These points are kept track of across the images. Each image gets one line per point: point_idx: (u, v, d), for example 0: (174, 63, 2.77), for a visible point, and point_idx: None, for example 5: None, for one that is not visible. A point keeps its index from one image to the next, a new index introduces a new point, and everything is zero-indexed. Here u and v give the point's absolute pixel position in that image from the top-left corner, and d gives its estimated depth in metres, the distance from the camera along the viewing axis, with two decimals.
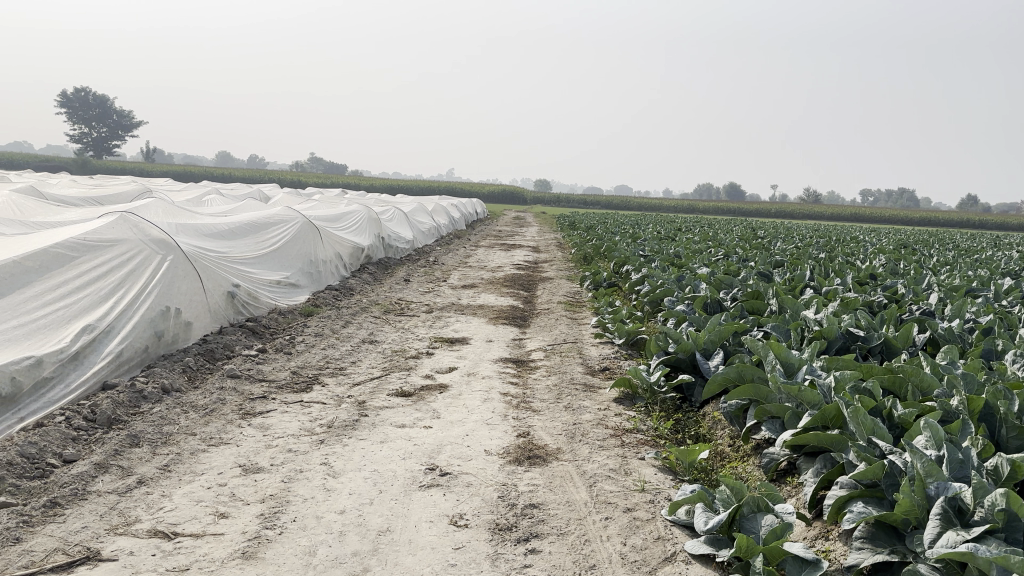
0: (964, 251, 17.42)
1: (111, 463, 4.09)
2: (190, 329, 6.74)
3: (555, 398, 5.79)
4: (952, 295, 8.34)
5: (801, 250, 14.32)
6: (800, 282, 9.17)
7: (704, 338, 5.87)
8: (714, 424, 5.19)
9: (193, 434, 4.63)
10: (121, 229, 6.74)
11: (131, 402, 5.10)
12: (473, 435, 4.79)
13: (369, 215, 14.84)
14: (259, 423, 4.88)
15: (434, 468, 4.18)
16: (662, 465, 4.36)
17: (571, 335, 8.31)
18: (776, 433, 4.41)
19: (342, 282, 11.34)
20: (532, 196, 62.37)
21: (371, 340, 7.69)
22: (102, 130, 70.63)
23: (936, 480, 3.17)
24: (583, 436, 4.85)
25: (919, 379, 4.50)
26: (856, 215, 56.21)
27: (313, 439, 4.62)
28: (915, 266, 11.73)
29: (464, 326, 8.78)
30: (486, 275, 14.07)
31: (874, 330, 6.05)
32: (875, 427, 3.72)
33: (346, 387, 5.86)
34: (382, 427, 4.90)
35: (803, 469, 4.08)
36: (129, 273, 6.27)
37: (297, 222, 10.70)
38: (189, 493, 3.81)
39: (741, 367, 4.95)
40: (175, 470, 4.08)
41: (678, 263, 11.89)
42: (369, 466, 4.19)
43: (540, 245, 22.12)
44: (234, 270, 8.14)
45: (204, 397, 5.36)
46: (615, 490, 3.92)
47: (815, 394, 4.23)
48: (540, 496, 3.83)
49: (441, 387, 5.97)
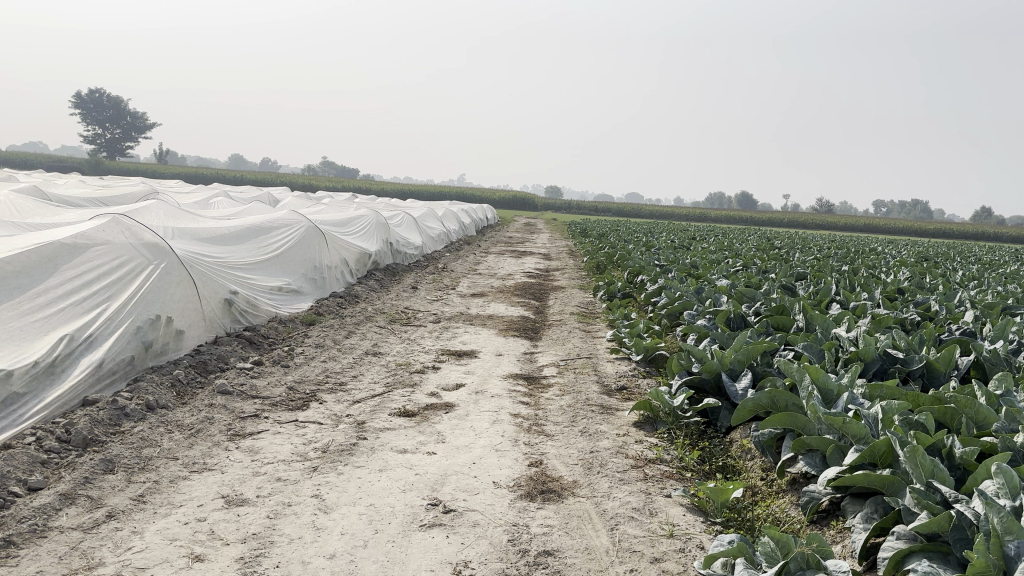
0: (986, 264, 16.91)
1: (80, 494, 3.69)
2: (182, 339, 6.35)
3: (569, 420, 5.38)
4: (989, 313, 7.88)
5: (823, 262, 13.87)
6: (825, 298, 8.72)
7: (731, 357, 5.47)
8: (743, 454, 4.77)
9: (174, 459, 4.23)
10: (112, 232, 6.42)
11: (112, 420, 4.71)
12: (481, 463, 4.37)
13: (378, 220, 14.49)
14: (248, 447, 4.48)
15: (437, 504, 3.76)
16: (690, 504, 3.93)
17: (585, 350, 7.89)
18: (816, 470, 4.00)
19: (347, 289, 10.96)
20: (544, 204, 62.11)
21: (375, 352, 7.29)
22: (117, 133, 71.10)
23: (1017, 538, 2.71)
24: (601, 466, 4.42)
25: (974, 412, 4.07)
26: (869, 227, 55.72)
27: (306, 466, 4.21)
28: (942, 281, 11.26)
29: (472, 338, 8.38)
30: (496, 283, 13.68)
31: (914, 352, 5.61)
32: (936, 469, 3.27)
33: (345, 405, 5.45)
34: (381, 453, 4.49)
35: (849, 512, 3.65)
36: (117, 280, 5.91)
37: (302, 226, 10.35)
38: (164, 530, 3.41)
39: (773, 393, 4.56)
40: (151, 502, 3.69)
41: (695, 274, 11.47)
42: (365, 500, 3.78)
43: (551, 253, 21.63)
44: (232, 277, 7.76)
45: (191, 415, 4.97)
46: (640, 535, 3.50)
47: (861, 428, 3.82)
48: (555, 540, 3.41)
49: (446, 406, 5.56)
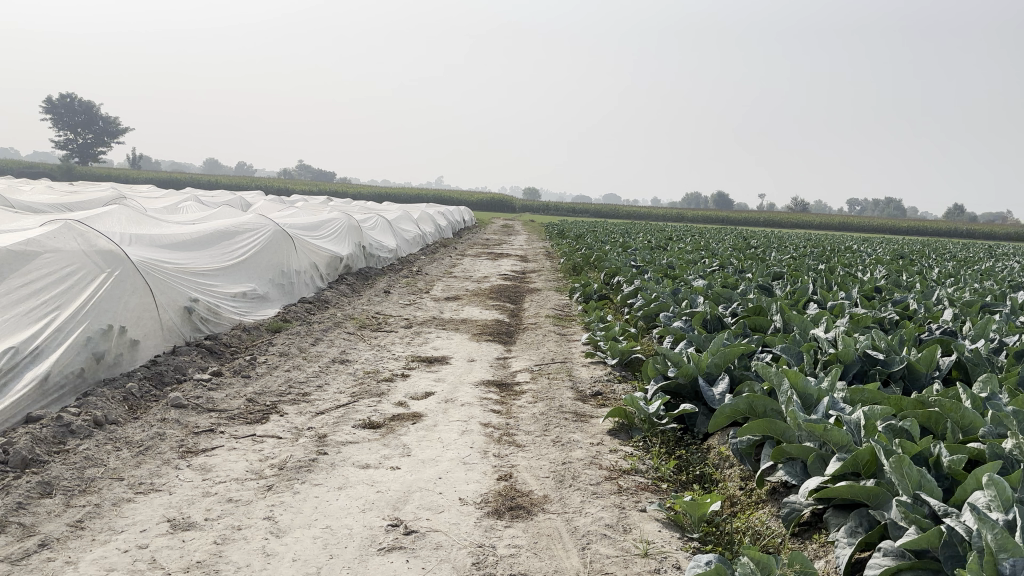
0: (960, 261, 16.97)
1: (11, 521, 3.43)
2: (137, 349, 6.07)
3: (542, 429, 5.17)
4: (968, 311, 7.77)
5: (799, 261, 13.78)
6: (802, 298, 8.59)
7: (707, 361, 5.30)
8: (721, 462, 4.60)
9: (119, 480, 3.97)
10: (63, 238, 6.14)
11: (56, 438, 4.44)
12: (447, 478, 4.15)
13: (350, 223, 14.22)
14: (200, 464, 4.23)
15: (398, 524, 3.53)
16: (666, 519, 3.74)
17: (559, 354, 7.69)
18: (797, 479, 3.82)
19: (317, 294, 10.68)
20: (521, 206, 61.96)
21: (342, 360, 7.04)
22: (88, 137, 70.06)
23: (1013, 556, 2.50)
24: (573, 478, 4.22)
25: (958, 416, 3.89)
26: (845, 226, 56.18)
27: (260, 485, 3.96)
28: (918, 279, 11.18)
29: (444, 343, 8.15)
30: (471, 286, 13.44)
31: (894, 353, 5.46)
32: (922, 480, 3.09)
33: (307, 417, 5.21)
34: (342, 468, 4.25)
35: (831, 525, 3.47)
36: (66, 289, 5.63)
37: (269, 229, 10.07)
38: (100, 559, 3.15)
39: (751, 398, 4.39)
40: (90, 527, 3.43)
41: (671, 274, 11.31)
42: (321, 521, 3.54)
43: (528, 254, 21.47)
44: (193, 283, 7.48)
45: (142, 432, 4.71)
46: (613, 555, 3.30)
47: (843, 436, 3.64)
48: (522, 563, 3.20)
49: (414, 417, 5.33)
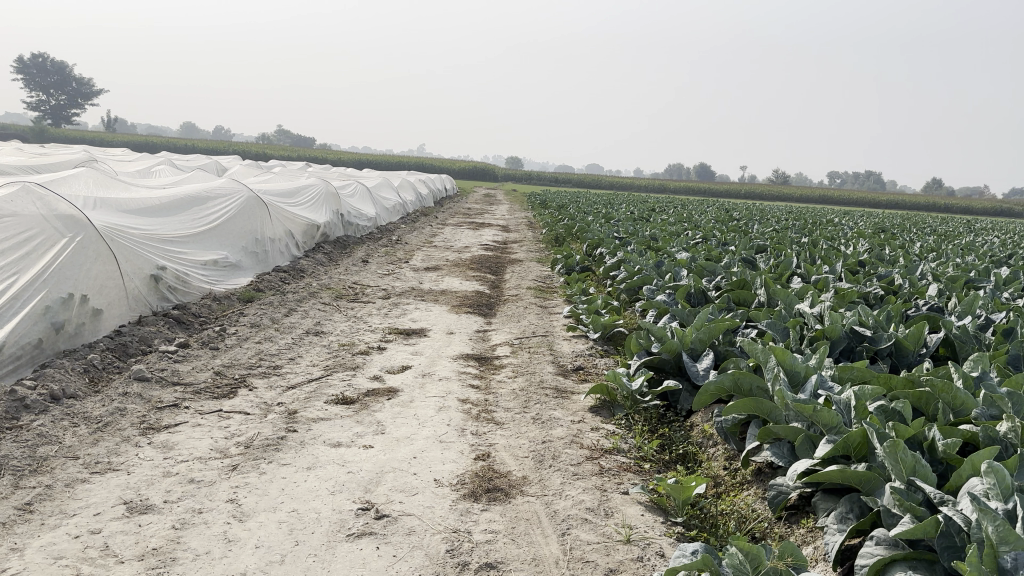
0: (941, 236, 16.99)
1: None
2: (100, 319, 5.82)
3: (521, 406, 5.01)
4: (953, 287, 7.66)
5: (782, 234, 13.70)
6: (787, 271, 8.45)
7: (691, 337, 5.14)
8: (705, 441, 4.46)
9: (74, 459, 3.76)
10: (22, 202, 5.84)
11: (9, 414, 4.21)
12: (422, 458, 3.97)
13: (327, 190, 13.91)
14: (161, 442, 4.03)
15: (369, 509, 3.36)
16: (649, 502, 3.59)
17: (541, 327, 7.52)
18: (784, 461, 3.68)
19: (292, 263, 10.42)
20: (503, 176, 61.48)
21: (317, 332, 6.83)
22: (61, 99, 68.51)
23: (1016, 549, 2.36)
24: (553, 458, 4.06)
25: (951, 397, 3.75)
26: (826, 199, 56.34)
27: (224, 465, 3.77)
28: (902, 254, 11.09)
29: (422, 315, 7.95)
30: (452, 256, 13.21)
31: (881, 329, 5.32)
32: (917, 465, 2.94)
33: (278, 392, 5.01)
34: (312, 447, 4.07)
35: (819, 509, 3.34)
36: (23, 256, 5.37)
37: (242, 195, 9.76)
38: (48, 546, 2.95)
39: (736, 376, 4.24)
40: (40, 511, 3.23)
41: (654, 246, 11.15)
42: (287, 505, 3.36)
43: (510, 224, 21.25)
44: (160, 250, 7.21)
45: (102, 407, 4.49)
46: (594, 542, 3.15)
47: (833, 416, 3.49)
48: (499, 550, 3.04)
49: (389, 392, 5.15)
